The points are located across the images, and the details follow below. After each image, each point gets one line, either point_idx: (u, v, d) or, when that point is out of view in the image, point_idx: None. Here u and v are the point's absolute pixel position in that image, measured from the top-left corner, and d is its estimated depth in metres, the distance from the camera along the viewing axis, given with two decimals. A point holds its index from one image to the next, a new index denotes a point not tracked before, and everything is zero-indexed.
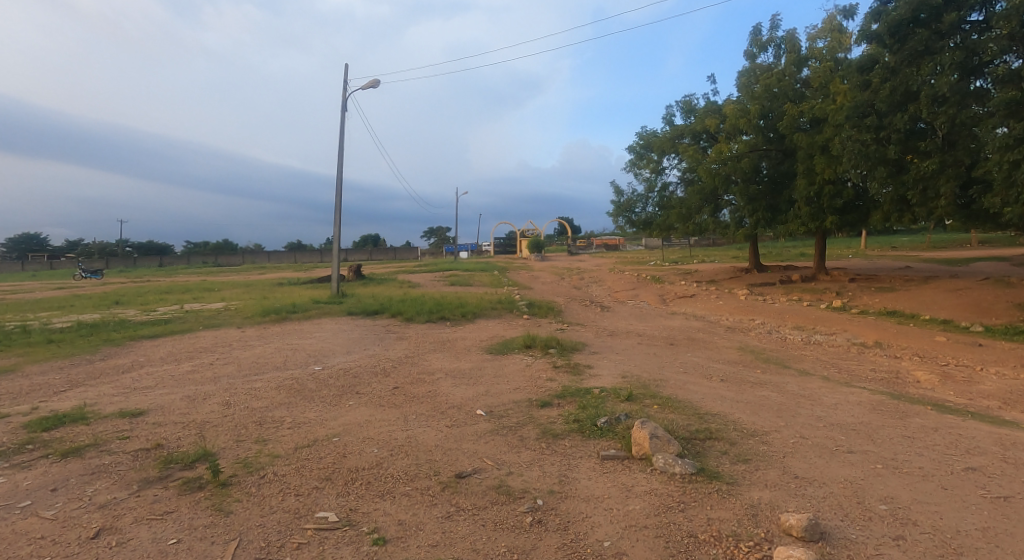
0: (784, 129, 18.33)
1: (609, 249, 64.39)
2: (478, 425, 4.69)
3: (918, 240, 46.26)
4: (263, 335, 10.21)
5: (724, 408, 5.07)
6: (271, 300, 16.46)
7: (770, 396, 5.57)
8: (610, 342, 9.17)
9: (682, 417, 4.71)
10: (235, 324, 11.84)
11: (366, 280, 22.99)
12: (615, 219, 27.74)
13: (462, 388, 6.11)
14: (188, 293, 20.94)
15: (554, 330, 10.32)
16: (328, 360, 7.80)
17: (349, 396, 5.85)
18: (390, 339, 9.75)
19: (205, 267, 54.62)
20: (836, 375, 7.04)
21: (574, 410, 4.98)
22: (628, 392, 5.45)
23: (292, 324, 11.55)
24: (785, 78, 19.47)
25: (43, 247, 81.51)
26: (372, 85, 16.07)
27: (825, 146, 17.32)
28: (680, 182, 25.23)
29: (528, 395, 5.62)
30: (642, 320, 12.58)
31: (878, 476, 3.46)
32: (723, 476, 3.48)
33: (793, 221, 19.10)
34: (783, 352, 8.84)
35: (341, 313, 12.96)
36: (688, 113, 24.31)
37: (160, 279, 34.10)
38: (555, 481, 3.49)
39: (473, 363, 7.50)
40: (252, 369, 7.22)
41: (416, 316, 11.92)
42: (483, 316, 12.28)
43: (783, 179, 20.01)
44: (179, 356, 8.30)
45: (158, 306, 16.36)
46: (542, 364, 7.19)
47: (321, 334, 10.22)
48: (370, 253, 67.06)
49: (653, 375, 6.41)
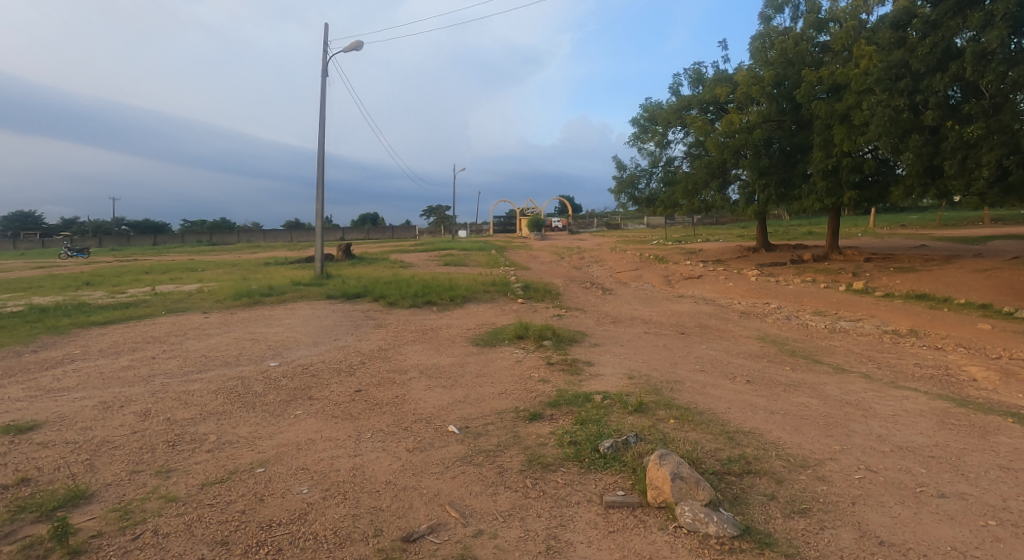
0: (801, 98, 17.11)
1: (609, 228, 63.15)
2: (447, 448, 3.67)
3: (928, 219, 44.94)
4: (227, 321, 9.18)
5: (758, 423, 4.04)
6: (249, 282, 15.48)
7: (811, 405, 4.52)
8: (613, 331, 8.14)
9: (708, 438, 3.68)
10: (201, 309, 10.81)
11: (355, 260, 21.96)
12: (617, 196, 26.44)
13: (436, 391, 5.08)
14: (167, 274, 19.96)
15: (551, 316, 9.31)
16: (289, 354, 6.77)
17: (297, 403, 4.81)
18: (367, 327, 8.71)
19: (197, 246, 53.87)
20: (878, 372, 6.01)
21: (570, 428, 3.95)
22: (637, 400, 4.42)
23: (262, 308, 10.53)
24: (802, 42, 18.14)
25: (35, 227, 80.39)
26: (354, 46, 14.85)
27: (845, 116, 16.06)
28: (686, 156, 24.05)
29: (515, 404, 4.59)
30: (647, 304, 11.53)
31: (998, 544, 2.43)
32: (777, 541, 2.46)
33: (808, 196, 17.99)
34: (808, 342, 7.80)
35: (320, 296, 11.95)
36: (696, 82, 23.02)
37: (147, 258, 33.25)
38: (541, 549, 2.47)
39: (455, 358, 6.46)
40: (197, 365, 6.20)
41: (400, 300, 10.89)
42: (474, 300, 11.23)
43: (797, 152, 18.86)
44: (121, 349, 7.27)
45: (128, 288, 15.32)
46: (534, 360, 6.15)
47: (291, 320, 9.20)
48: (367, 231, 65.90)
49: (666, 375, 5.39)
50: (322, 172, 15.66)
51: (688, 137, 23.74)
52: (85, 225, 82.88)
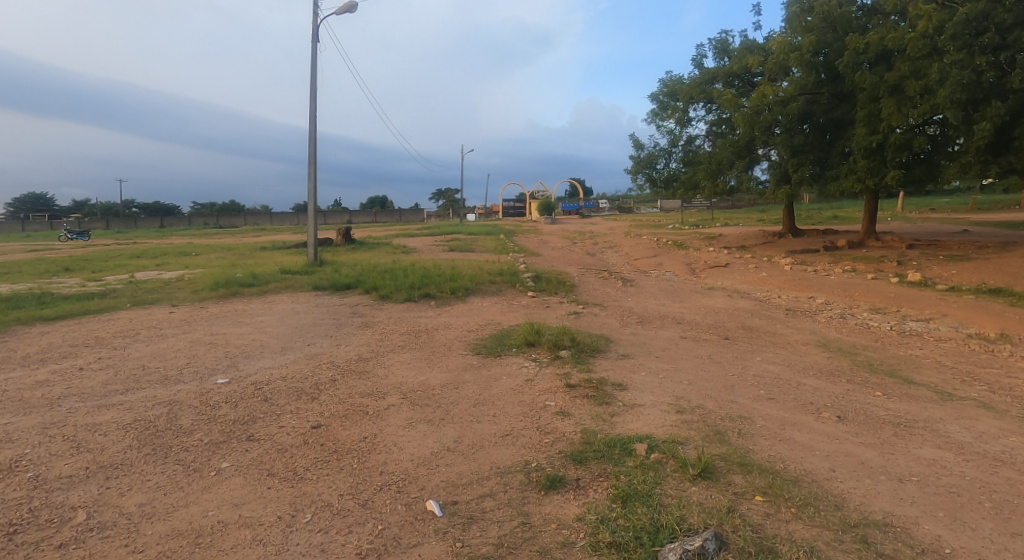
0: (843, 66, 15.39)
1: (622, 211, 61.45)
2: (421, 553, 2.36)
3: (961, 203, 42.71)
4: (191, 318, 7.91)
5: (890, 503, 2.68)
6: (237, 269, 14.22)
7: (950, 465, 3.13)
8: (642, 335, 6.77)
9: (835, 543, 2.33)
10: (169, 301, 9.55)
11: (355, 244, 20.68)
12: (634, 177, 24.89)
13: (418, 430, 3.76)
14: (156, 259, 18.83)
15: (567, 315, 7.97)
16: (245, 366, 5.46)
17: (228, 449, 3.50)
18: (350, 328, 7.40)
19: (201, 229, 52.85)
20: (997, 399, 4.62)
21: (610, 512, 2.62)
22: (701, 457, 3.08)
23: (237, 301, 9.26)
24: (845, 5, 16.33)
25: (45, 209, 80.06)
26: (347, 8, 13.39)
27: (895, 86, 14.41)
28: (709, 134, 22.43)
29: (527, 460, 3.26)
30: (675, 299, 10.13)
31: None
32: None
33: (847, 176, 16.38)
34: (883, 350, 6.40)
35: (306, 287, 10.68)
36: (721, 53, 21.30)
37: (145, 241, 32.17)
38: None
39: (449, 375, 5.13)
40: (124, 382, 4.89)
41: (394, 293, 9.60)
42: (478, 293, 9.90)
43: (834, 127, 17.21)
44: (50, 355, 5.98)
45: (106, 275, 14.13)
46: (549, 380, 4.81)
47: (264, 318, 7.91)
48: (375, 215, 64.71)
49: (727, 408, 4.02)
50: (314, 150, 14.35)
51: (711, 114, 22.11)
52: (94, 207, 82.56)
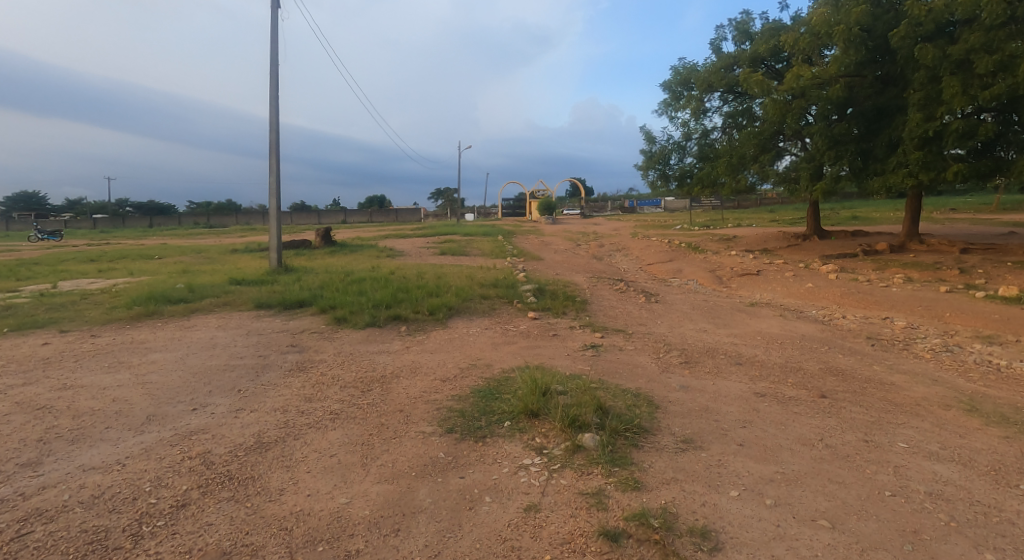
0: (898, 40, 13.13)
1: (627, 211, 59.16)
2: None
3: (984, 203, 40.46)
4: (60, 355, 5.68)
5: None
6: (184, 277, 12.00)
7: None
8: (699, 391, 4.56)
9: None
10: (62, 326, 7.32)
11: (336, 247, 18.46)
12: (645, 174, 22.67)
13: None
14: (107, 264, 16.62)
15: (582, 351, 5.77)
16: (51, 466, 3.20)
17: None
18: (275, 374, 5.17)
19: (187, 229, 50.63)
20: None
21: None
22: None
23: (145, 327, 7.04)
24: None
25: (35, 207, 78.39)
26: None
27: (964, 61, 12.24)
28: (728, 126, 20.20)
29: None
30: (717, 321, 7.93)
31: None
32: None
33: (894, 171, 13.98)
34: None
35: (249, 303, 8.47)
36: (743, 36, 19.14)
37: (118, 242, 30.01)
38: None
39: (391, 494, 2.91)
40: None
41: (355, 314, 7.38)
42: (464, 314, 7.69)
43: (878, 114, 15.04)
44: None
45: (28, 284, 11.90)
46: (568, 520, 2.59)
47: (162, 355, 5.68)
48: (370, 214, 62.35)
49: None
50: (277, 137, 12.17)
51: (730, 106, 20.01)
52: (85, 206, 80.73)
